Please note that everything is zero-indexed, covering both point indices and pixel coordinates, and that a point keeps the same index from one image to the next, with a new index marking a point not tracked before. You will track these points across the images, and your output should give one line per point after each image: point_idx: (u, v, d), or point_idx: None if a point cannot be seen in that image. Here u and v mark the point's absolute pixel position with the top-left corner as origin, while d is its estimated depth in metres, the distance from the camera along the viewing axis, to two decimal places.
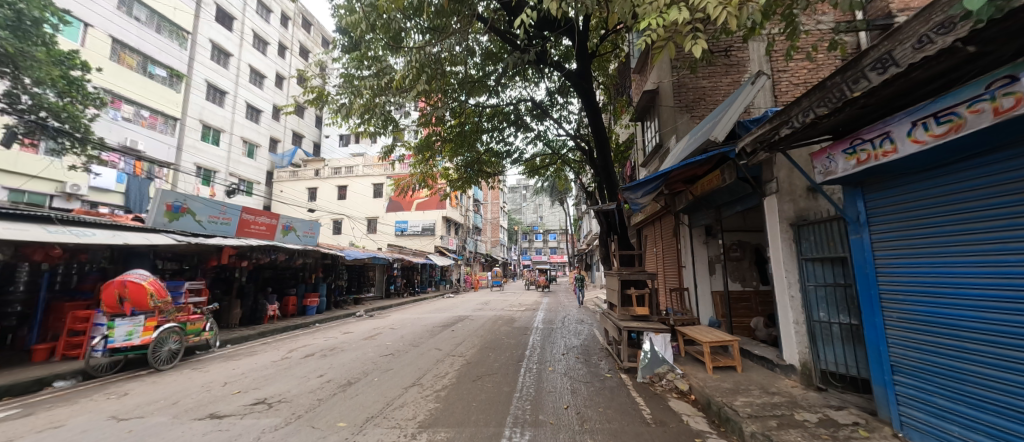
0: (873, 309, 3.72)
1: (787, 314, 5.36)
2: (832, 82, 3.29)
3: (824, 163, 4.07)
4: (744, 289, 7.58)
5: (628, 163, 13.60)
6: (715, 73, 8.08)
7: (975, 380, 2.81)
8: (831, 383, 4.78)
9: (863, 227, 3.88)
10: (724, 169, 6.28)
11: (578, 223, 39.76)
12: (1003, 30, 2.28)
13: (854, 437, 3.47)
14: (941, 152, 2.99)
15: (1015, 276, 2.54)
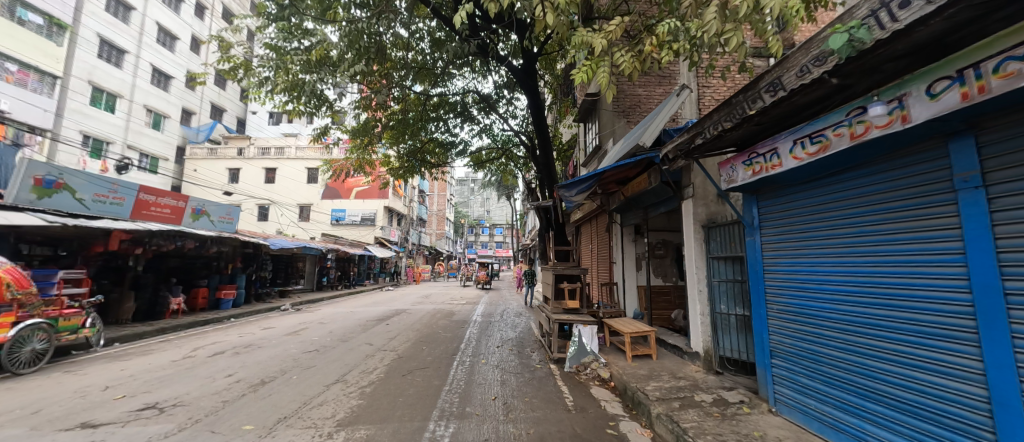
0: (759, 302, 4.26)
1: (695, 307, 5.95)
2: (737, 99, 3.68)
3: (727, 172, 4.53)
4: (667, 283, 8.32)
5: (570, 163, 14.05)
6: (650, 83, 8.73)
7: (828, 361, 3.36)
8: (727, 367, 5.41)
9: (756, 230, 4.40)
10: (652, 172, 6.79)
11: (524, 220, 40.29)
12: (856, 70, 2.73)
13: (739, 413, 3.97)
14: (814, 168, 3.48)
15: (859, 274, 3.08)
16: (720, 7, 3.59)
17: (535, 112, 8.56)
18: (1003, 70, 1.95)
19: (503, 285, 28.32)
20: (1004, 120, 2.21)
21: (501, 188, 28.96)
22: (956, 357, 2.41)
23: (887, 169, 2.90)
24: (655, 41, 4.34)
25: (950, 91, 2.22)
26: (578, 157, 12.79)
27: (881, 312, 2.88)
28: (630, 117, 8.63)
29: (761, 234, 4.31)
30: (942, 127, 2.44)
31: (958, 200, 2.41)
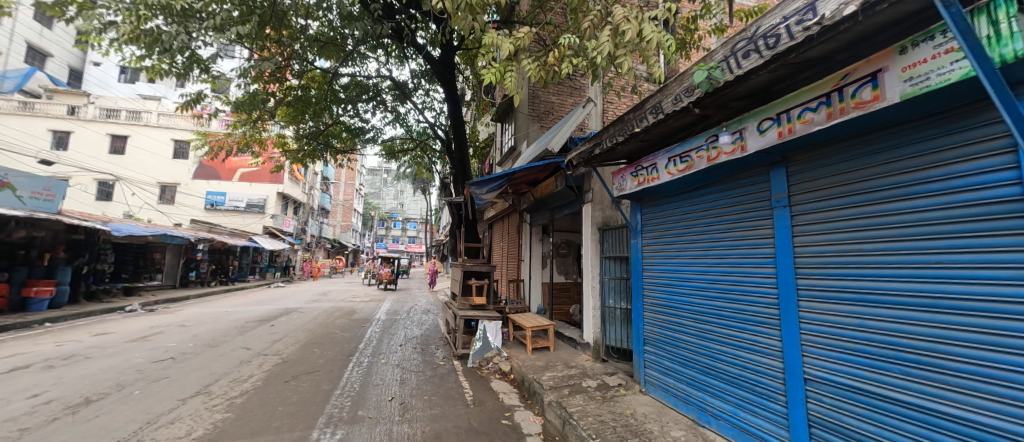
0: (639, 297, 4.83)
1: (588, 301, 6.48)
2: (629, 116, 4.11)
3: (618, 181, 5.03)
4: (569, 280, 8.93)
5: (486, 161, 14.10)
6: (562, 93, 9.23)
7: (685, 346, 3.97)
8: (611, 355, 6.04)
9: (639, 234, 4.96)
10: (559, 176, 7.19)
11: (439, 215, 39.28)
12: (713, 105, 3.25)
13: (616, 395, 4.47)
14: (683, 183, 4.04)
15: (710, 272, 3.69)
16: (612, 32, 4.00)
17: (451, 105, 8.36)
18: (803, 118, 2.54)
19: (415, 285, 23.85)
20: (803, 156, 2.84)
21: (417, 181, 27.56)
22: (766, 340, 3.04)
23: (734, 188, 3.50)
24: (558, 53, 4.63)
25: (771, 130, 2.79)
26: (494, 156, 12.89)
27: (723, 305, 3.49)
28: (543, 121, 9.02)
29: (644, 237, 4.88)
30: (767, 157, 3.07)
31: (775, 215, 3.02)
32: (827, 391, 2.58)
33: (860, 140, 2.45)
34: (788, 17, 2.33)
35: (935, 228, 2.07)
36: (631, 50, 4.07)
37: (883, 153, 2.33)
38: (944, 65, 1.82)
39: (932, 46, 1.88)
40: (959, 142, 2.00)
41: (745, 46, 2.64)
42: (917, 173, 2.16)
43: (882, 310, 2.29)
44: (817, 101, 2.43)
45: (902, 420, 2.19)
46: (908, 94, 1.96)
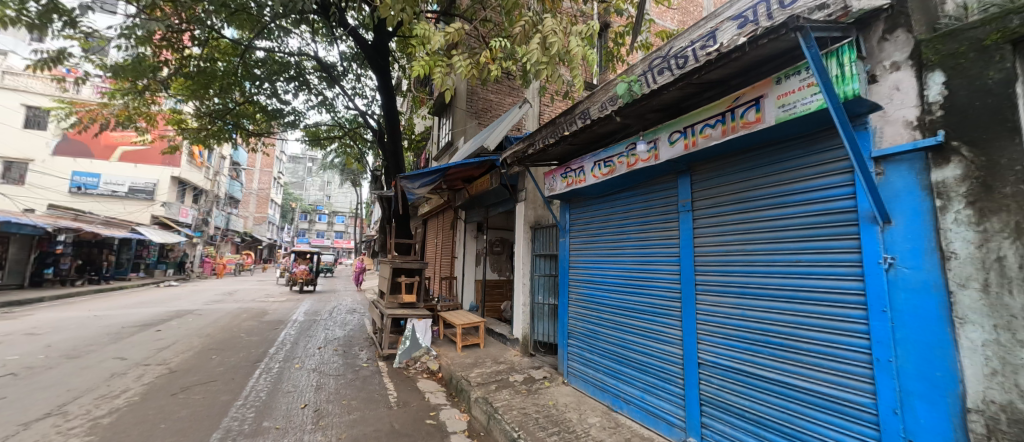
0: (565, 293, 5.05)
1: (519, 298, 6.58)
2: (560, 120, 4.27)
3: (549, 182, 5.20)
4: (502, 277, 9.02)
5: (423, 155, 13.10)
6: (501, 91, 9.23)
7: (603, 338, 4.24)
8: (538, 349, 6.23)
9: (567, 233, 5.18)
10: (494, 175, 7.21)
11: (368, 210, 37.18)
12: (632, 115, 3.49)
13: (541, 387, 4.63)
14: (606, 186, 4.29)
15: (627, 269, 3.98)
16: (541, 41, 4.13)
17: (382, 94, 7.93)
18: (704, 132, 2.85)
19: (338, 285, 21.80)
20: (705, 167, 3.18)
21: (345, 172, 25.73)
22: (671, 330, 3.36)
23: (650, 192, 3.80)
24: (490, 54, 4.65)
25: (679, 142, 3.09)
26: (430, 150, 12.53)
27: (637, 300, 3.79)
28: (482, 119, 8.96)
29: (571, 236, 5.10)
30: (676, 166, 3.38)
31: (682, 218, 3.34)
32: (715, 373, 2.93)
33: (749, 155, 2.80)
34: (694, 42, 2.59)
35: (797, 232, 2.45)
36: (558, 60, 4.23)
37: (763, 167, 2.70)
38: (807, 96, 2.16)
39: (798, 79, 2.21)
40: (816, 160, 2.38)
41: (659, 63, 2.87)
42: (787, 184, 2.53)
43: (758, 301, 2.65)
44: (714, 119, 2.75)
45: (768, 394, 2.56)
46: (782, 118, 2.30)
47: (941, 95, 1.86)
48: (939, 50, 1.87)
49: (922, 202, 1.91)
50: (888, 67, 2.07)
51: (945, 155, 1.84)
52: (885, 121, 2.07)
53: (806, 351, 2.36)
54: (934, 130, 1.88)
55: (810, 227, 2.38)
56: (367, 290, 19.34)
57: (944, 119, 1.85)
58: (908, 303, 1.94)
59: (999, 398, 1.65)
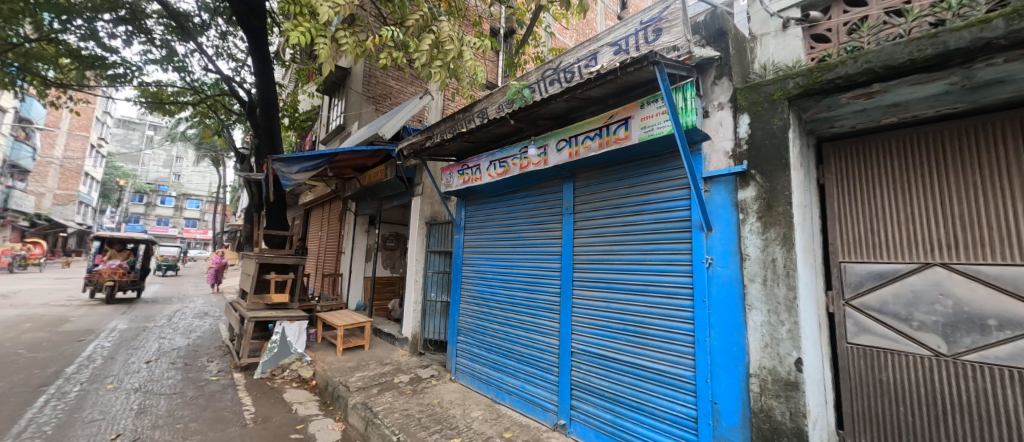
0: (457, 290, 5.07)
1: (410, 295, 6.32)
2: (459, 115, 4.24)
3: (445, 178, 5.11)
4: (393, 274, 8.56)
5: (310, 137, 11.54)
6: (402, 79, 8.65)
7: (490, 333, 4.38)
8: (429, 348, 6.09)
9: (463, 230, 5.19)
10: (389, 166, 6.76)
11: (235, 195, 31.60)
12: (525, 121, 3.64)
13: (427, 386, 4.56)
14: (501, 186, 4.41)
15: (516, 266, 4.16)
16: (435, 40, 4.12)
17: (254, 60, 6.73)
18: (585, 143, 3.14)
19: (187, 285, 18.00)
20: (585, 174, 3.51)
21: (203, 147, 21.31)
22: (550, 323, 3.64)
23: (539, 194, 4.04)
24: (380, 39, 4.41)
25: (564, 150, 3.35)
26: (317, 133, 11.19)
27: (522, 295, 4.01)
28: (379, 104, 8.21)
29: (466, 233, 5.13)
30: (561, 172, 3.66)
31: (564, 220, 3.63)
32: (584, 359, 3.27)
33: (622, 167, 3.18)
34: (579, 60, 2.84)
35: (651, 235, 2.88)
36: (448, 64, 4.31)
37: (630, 178, 3.10)
38: (661, 122, 2.56)
39: (656, 106, 2.61)
40: (667, 175, 2.83)
41: (551, 75, 3.07)
42: (646, 195, 2.95)
43: (620, 294, 3.04)
44: (593, 132, 3.06)
45: (623, 375, 2.96)
46: (643, 137, 2.67)
47: (746, 133, 2.39)
48: (748, 98, 2.39)
49: (733, 214, 2.43)
50: (716, 106, 2.58)
51: (748, 180, 2.38)
52: (712, 149, 2.57)
53: (651, 336, 2.79)
54: (741, 159, 2.41)
55: (661, 231, 2.81)
56: (227, 291, 16.22)
57: (748, 151, 2.38)
58: (719, 294, 2.45)
59: (768, 364, 2.20)
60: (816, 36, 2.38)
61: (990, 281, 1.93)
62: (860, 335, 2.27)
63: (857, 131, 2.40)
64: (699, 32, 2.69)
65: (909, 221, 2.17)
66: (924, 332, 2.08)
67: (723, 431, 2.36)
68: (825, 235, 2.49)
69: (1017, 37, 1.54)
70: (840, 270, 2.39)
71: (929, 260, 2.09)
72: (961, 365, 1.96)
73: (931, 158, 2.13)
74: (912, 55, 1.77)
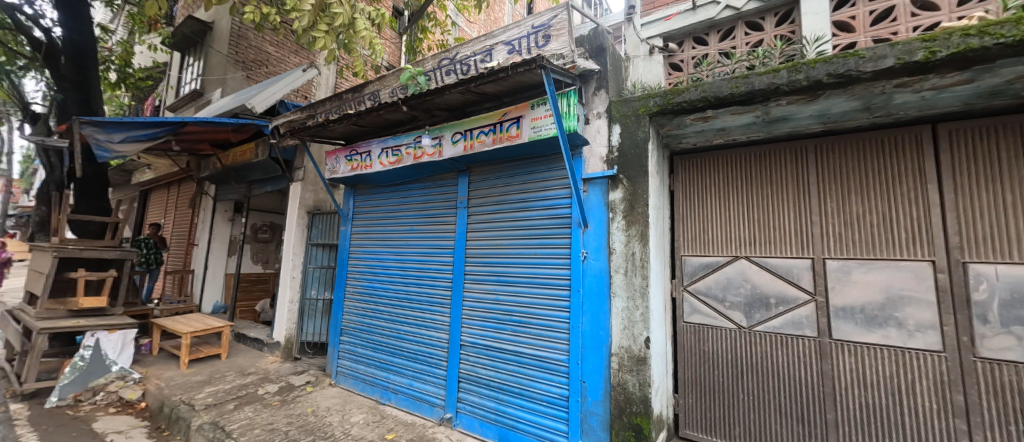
0: (341, 286, 4.67)
1: (284, 294, 5.47)
2: (347, 96, 3.89)
3: (331, 163, 4.61)
4: (264, 270, 7.44)
5: (152, 101, 9.31)
6: (283, 46, 7.50)
7: (377, 331, 4.14)
8: (306, 351, 5.48)
9: (350, 221, 4.78)
10: (261, 144, 5.73)
11: (31, 169, 23.79)
12: (419, 109, 3.47)
13: (300, 395, 4.10)
14: (393, 176, 4.17)
15: (407, 260, 4.01)
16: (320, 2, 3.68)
17: None
18: (480, 138, 3.17)
19: None
20: (481, 169, 3.54)
21: None
22: (440, 317, 3.61)
23: (434, 186, 3.95)
24: None
25: (459, 143, 3.31)
26: (162, 97, 9.02)
27: (413, 290, 3.88)
28: (250, 72, 6.95)
29: (354, 225, 4.73)
30: (456, 165, 3.64)
31: (458, 213, 3.61)
32: (472, 352, 3.32)
33: (515, 164, 3.30)
34: (476, 53, 2.86)
35: (538, 230, 3.06)
36: (337, 32, 3.96)
37: (522, 175, 3.23)
38: (548, 124, 2.74)
39: (544, 108, 2.78)
40: (554, 175, 3.04)
41: (447, 65, 3.04)
42: (535, 192, 3.11)
43: (508, 286, 3.17)
44: (487, 128, 3.11)
45: (507, 363, 3.09)
46: (533, 137, 2.82)
47: (617, 142, 2.70)
48: (620, 110, 2.71)
49: (604, 213, 2.73)
50: (596, 115, 2.86)
51: (618, 183, 2.69)
52: (591, 153, 2.84)
53: (534, 325, 2.97)
54: (613, 164, 2.72)
55: (547, 227, 3.01)
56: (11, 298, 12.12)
57: (618, 157, 2.69)
58: (591, 284, 2.73)
59: (625, 343, 2.55)
60: (672, 65, 2.91)
61: (773, 270, 2.54)
62: (693, 315, 2.77)
63: (699, 148, 2.89)
64: (583, 46, 2.89)
65: (727, 223, 2.72)
66: (733, 310, 2.63)
67: (589, 406, 2.65)
68: (671, 232, 2.96)
69: (795, 85, 2.01)
70: (681, 262, 2.88)
71: (738, 253, 2.66)
72: (755, 334, 2.53)
73: (743, 173, 2.70)
74: (732, 90, 2.19)
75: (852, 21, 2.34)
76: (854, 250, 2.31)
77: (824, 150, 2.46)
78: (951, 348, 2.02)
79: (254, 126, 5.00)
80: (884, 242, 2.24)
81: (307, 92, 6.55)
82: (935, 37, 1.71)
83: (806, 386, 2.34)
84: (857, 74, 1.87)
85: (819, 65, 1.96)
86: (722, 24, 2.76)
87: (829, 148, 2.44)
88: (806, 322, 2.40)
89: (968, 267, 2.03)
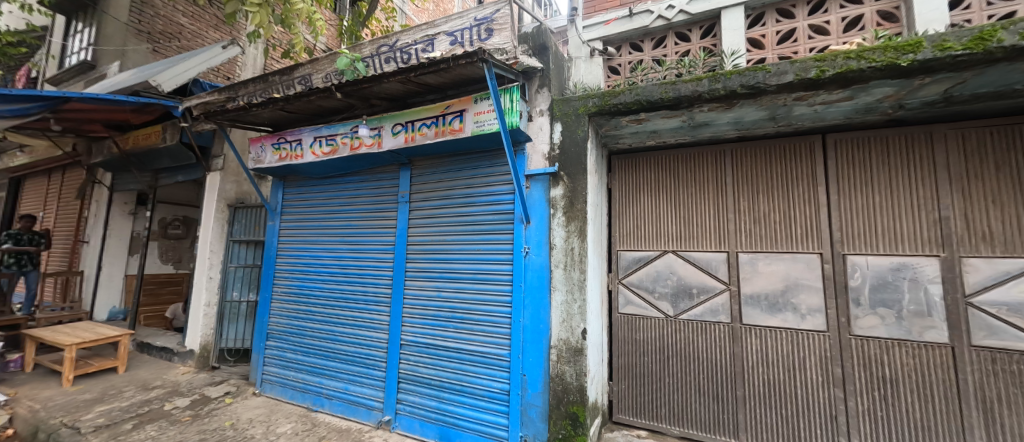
0: (268, 286, 4.29)
1: (198, 297, 4.91)
2: (274, 78, 3.56)
3: (255, 151, 4.18)
4: (176, 271, 6.61)
5: (26, 70, 7.80)
6: (200, 17, 6.45)
7: (309, 334, 3.87)
8: (227, 360, 4.93)
9: (279, 216, 4.40)
10: (169, 127, 5.02)
11: None
12: (356, 97, 3.27)
13: (217, 407, 3.71)
14: (328, 167, 3.90)
15: (343, 257, 3.79)
16: None
17: None
18: (422, 131, 3.07)
19: None
20: (423, 163, 3.44)
21: None
22: (379, 316, 3.46)
23: (373, 179, 3.77)
24: None
25: (401, 135, 3.19)
26: (40, 68, 7.58)
27: (349, 288, 3.68)
28: (157, 44, 6.00)
29: (283, 220, 4.36)
30: (398, 158, 3.49)
31: (400, 208, 3.48)
32: (413, 351, 3.23)
33: (459, 159, 3.25)
34: (416, 42, 2.77)
35: (481, 225, 3.05)
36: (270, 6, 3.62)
37: (466, 171, 3.19)
38: (492, 119, 2.73)
39: (487, 103, 2.77)
40: (498, 171, 3.04)
41: (386, 52, 2.92)
42: (479, 187, 3.09)
43: (451, 283, 3.12)
44: (430, 120, 3.03)
45: (448, 361, 3.05)
46: (476, 132, 2.80)
47: (559, 140, 2.78)
48: (561, 109, 2.78)
49: (546, 209, 2.80)
50: (539, 112, 2.90)
51: (559, 179, 2.77)
52: (534, 150, 2.89)
53: (476, 321, 2.97)
54: (554, 161, 2.79)
55: (490, 223, 3.00)
56: None
57: (560, 155, 2.77)
58: (533, 280, 2.78)
59: (564, 336, 2.64)
60: (611, 68, 3.06)
61: (696, 263, 2.77)
62: (627, 306, 2.94)
63: (635, 149, 3.06)
64: (526, 43, 2.91)
65: (658, 220, 2.92)
66: (661, 301, 2.84)
67: (529, 398, 2.71)
68: (608, 229, 3.11)
69: (715, 93, 2.21)
70: (617, 256, 3.03)
71: (667, 248, 2.87)
72: (680, 322, 2.75)
73: (673, 173, 2.91)
74: (662, 94, 2.35)
75: (762, 39, 2.61)
76: (762, 244, 2.60)
77: (739, 154, 2.72)
78: (833, 327, 2.36)
79: (160, 106, 4.38)
80: (784, 237, 2.54)
81: (230, 72, 5.71)
82: (824, 58, 1.97)
83: (720, 367, 2.60)
84: (765, 86, 2.09)
85: (735, 76, 2.16)
86: (655, 33, 2.95)
87: (744, 153, 2.71)
88: (721, 309, 2.65)
89: (847, 258, 2.38)
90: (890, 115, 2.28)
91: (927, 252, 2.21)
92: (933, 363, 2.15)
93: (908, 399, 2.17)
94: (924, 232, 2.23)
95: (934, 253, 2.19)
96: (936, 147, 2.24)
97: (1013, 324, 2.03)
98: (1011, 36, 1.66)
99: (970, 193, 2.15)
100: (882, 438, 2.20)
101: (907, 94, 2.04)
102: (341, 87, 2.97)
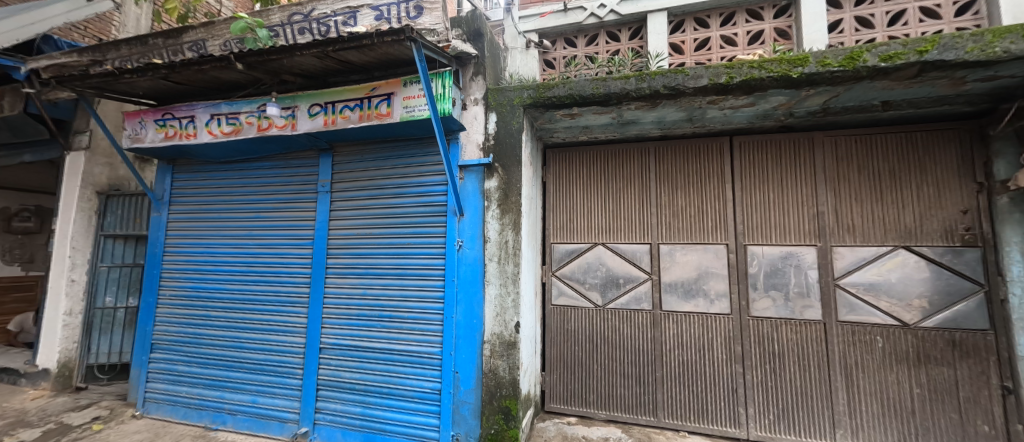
0: (152, 289, 3.65)
1: (51, 305, 3.94)
2: (156, 41, 2.99)
3: (132, 127, 3.49)
4: (24, 274, 5.34)
5: None
6: None
7: (206, 342, 3.37)
8: (97, 378, 4.13)
9: (167, 207, 3.74)
10: (9, 92, 3.95)
11: None
12: (263, 70, 2.87)
13: (81, 437, 3.06)
14: (230, 150, 3.39)
15: (250, 253, 3.35)
16: None
17: None
18: (343, 113, 2.81)
19: None
20: (345, 149, 3.16)
21: None
22: (296, 319, 3.11)
23: (286, 166, 3.37)
24: None
25: (319, 117, 2.87)
26: None
27: (258, 289, 3.27)
28: None
29: (172, 212, 3.72)
30: (315, 143, 3.15)
31: (319, 199, 3.16)
32: (335, 354, 2.97)
33: (386, 146, 3.04)
34: (336, 13, 2.51)
35: (412, 218, 2.89)
36: None
37: (395, 159, 2.99)
38: (422, 104, 2.59)
39: (417, 87, 2.61)
40: (429, 160, 2.89)
41: (300, 22, 2.62)
42: (409, 178, 2.93)
43: (378, 279, 2.92)
44: (353, 102, 2.77)
45: (375, 363, 2.86)
46: (405, 117, 2.64)
47: (493, 130, 2.72)
48: (496, 98, 2.73)
49: (480, 202, 2.73)
50: (474, 101, 2.81)
51: (493, 172, 2.72)
52: (467, 140, 2.80)
53: (405, 319, 2.81)
54: (489, 153, 2.73)
55: (421, 215, 2.86)
56: None
57: (494, 146, 2.72)
58: (466, 274, 2.71)
59: (497, 329, 2.61)
60: (546, 62, 3.09)
61: (623, 254, 2.92)
62: (559, 298, 3.01)
63: (568, 143, 3.12)
64: (460, 27, 2.80)
65: (589, 213, 3.02)
66: (591, 291, 2.95)
67: (461, 396, 2.64)
68: (542, 221, 3.14)
69: (641, 92, 2.32)
70: (551, 249, 3.08)
71: (597, 241, 2.98)
72: (608, 311, 2.88)
73: (603, 169, 3.03)
74: (594, 90, 2.40)
75: (682, 45, 2.81)
76: (679, 236, 2.82)
77: (662, 152, 2.91)
78: (735, 310, 2.65)
79: None
80: (698, 229, 2.78)
81: (103, 32, 4.56)
82: (733, 66, 2.17)
83: (643, 352, 2.78)
84: (684, 88, 2.24)
85: (658, 77, 2.28)
86: (588, 30, 3.02)
87: (665, 151, 2.91)
88: (644, 297, 2.83)
89: (748, 248, 2.68)
90: (782, 121, 2.59)
91: (807, 243, 2.58)
92: (810, 337, 2.51)
93: (791, 370, 2.51)
94: (805, 225, 2.59)
95: (811, 243, 2.57)
96: (816, 152, 2.61)
97: (866, 302, 2.45)
98: (873, 57, 1.96)
99: (840, 192, 2.54)
100: (771, 405, 2.53)
101: (795, 103, 2.34)
102: (243, 57, 2.57)
